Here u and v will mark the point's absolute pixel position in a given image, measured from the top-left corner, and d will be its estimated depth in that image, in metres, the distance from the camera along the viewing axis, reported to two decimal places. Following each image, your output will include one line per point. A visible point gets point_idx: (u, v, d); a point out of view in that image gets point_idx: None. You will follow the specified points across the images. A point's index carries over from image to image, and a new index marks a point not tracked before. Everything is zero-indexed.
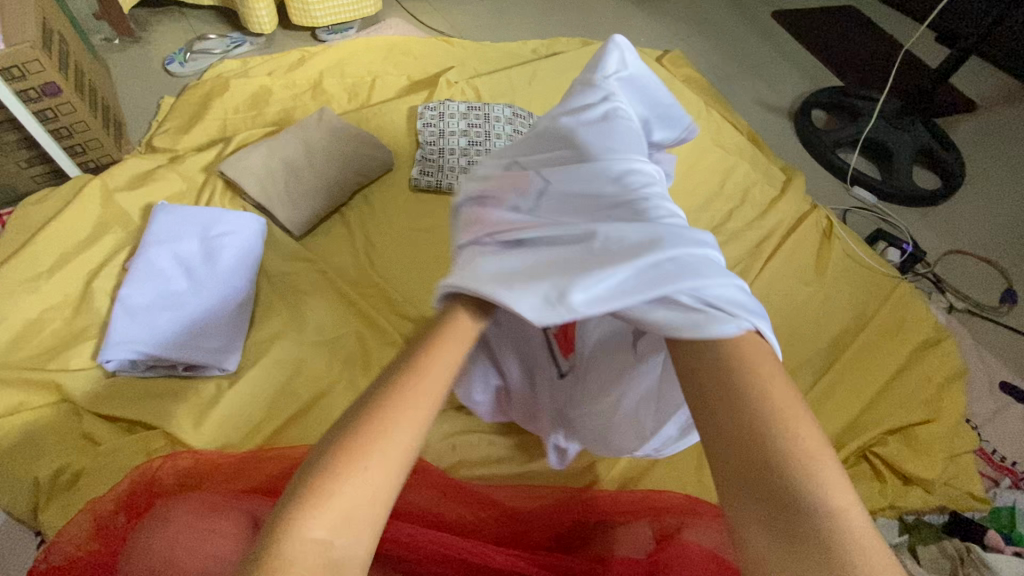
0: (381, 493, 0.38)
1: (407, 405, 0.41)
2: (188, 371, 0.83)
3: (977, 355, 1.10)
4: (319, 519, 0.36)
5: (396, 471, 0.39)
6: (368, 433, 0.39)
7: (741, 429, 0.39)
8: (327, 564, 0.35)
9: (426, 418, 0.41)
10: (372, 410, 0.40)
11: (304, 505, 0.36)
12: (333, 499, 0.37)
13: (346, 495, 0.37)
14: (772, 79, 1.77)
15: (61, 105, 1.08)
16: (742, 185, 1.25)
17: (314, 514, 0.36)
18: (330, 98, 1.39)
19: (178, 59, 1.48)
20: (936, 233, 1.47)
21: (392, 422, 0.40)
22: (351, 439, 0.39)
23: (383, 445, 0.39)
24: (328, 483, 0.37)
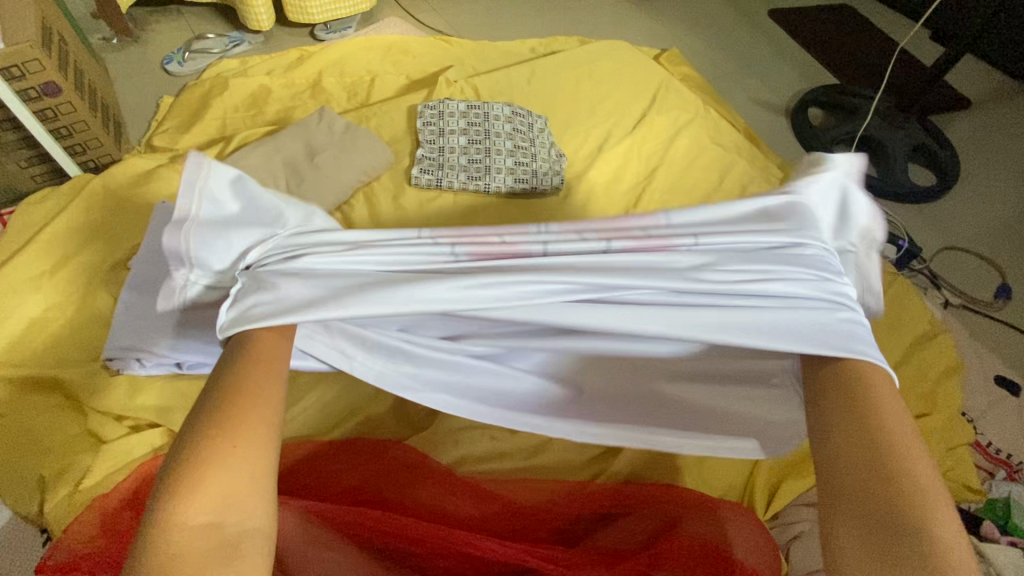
0: (258, 471, 0.42)
1: (248, 396, 0.45)
2: (191, 368, 0.81)
3: (971, 349, 1.11)
4: (208, 505, 0.40)
5: (264, 451, 0.43)
6: (214, 427, 0.43)
7: (847, 442, 0.45)
8: (223, 540, 0.39)
9: (273, 404, 0.46)
10: (218, 410, 0.44)
11: (178, 499, 0.39)
12: (208, 487, 0.40)
13: (227, 478, 0.41)
14: (769, 77, 1.78)
15: (60, 105, 1.08)
16: (740, 182, 1.26)
17: (201, 502, 0.39)
18: (329, 97, 1.39)
19: (176, 58, 1.48)
20: (931, 229, 1.48)
21: (238, 414, 0.44)
22: (208, 435, 0.42)
23: (240, 430, 0.43)
24: (201, 476, 0.40)
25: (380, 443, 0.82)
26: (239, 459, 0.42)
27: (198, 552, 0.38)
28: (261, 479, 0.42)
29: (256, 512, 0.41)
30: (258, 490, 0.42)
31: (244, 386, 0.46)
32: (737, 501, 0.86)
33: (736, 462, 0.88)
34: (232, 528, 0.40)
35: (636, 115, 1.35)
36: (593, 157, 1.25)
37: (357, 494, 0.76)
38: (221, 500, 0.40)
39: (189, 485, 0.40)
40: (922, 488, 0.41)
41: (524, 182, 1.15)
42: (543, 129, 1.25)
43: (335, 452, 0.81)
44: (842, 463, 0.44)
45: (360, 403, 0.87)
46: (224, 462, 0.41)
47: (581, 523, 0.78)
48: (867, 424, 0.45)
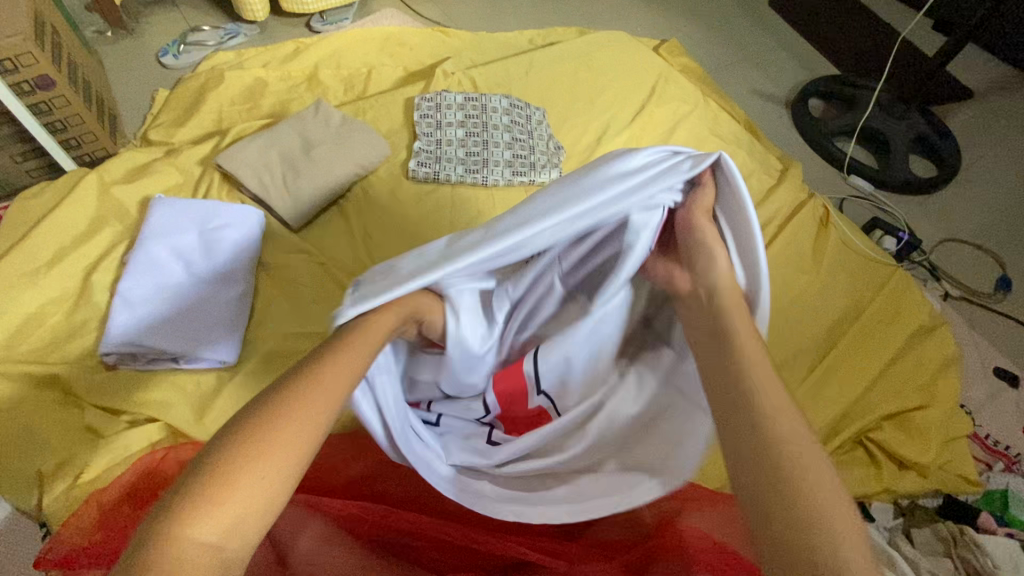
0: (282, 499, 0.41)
1: (313, 413, 0.44)
2: (189, 363, 0.83)
3: (971, 341, 1.11)
4: (228, 517, 0.38)
5: (297, 471, 0.41)
6: (269, 435, 0.41)
7: (753, 483, 0.42)
8: (223, 563, 0.37)
9: (330, 412, 0.44)
10: (276, 416, 0.42)
11: (202, 505, 0.38)
12: (240, 501, 0.39)
13: (256, 497, 0.39)
14: (769, 68, 1.76)
15: (55, 98, 1.07)
16: (739, 174, 1.25)
17: (224, 513, 0.38)
18: (326, 90, 1.38)
19: (171, 51, 1.46)
20: (931, 221, 1.48)
21: (290, 427, 0.42)
22: (257, 442, 0.41)
23: (286, 441, 0.41)
24: (236, 484, 0.39)
25: (376, 440, 0.83)
26: (269, 471, 0.40)
27: (211, 568, 0.37)
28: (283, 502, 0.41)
29: (267, 535, 0.40)
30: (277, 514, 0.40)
31: (303, 386, 0.44)
32: None
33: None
34: (236, 550, 0.38)
35: (635, 107, 1.33)
36: (592, 149, 1.25)
37: (354, 489, 0.77)
38: (237, 513, 0.38)
39: (225, 485, 0.39)
40: (824, 512, 0.39)
41: (522, 175, 1.15)
42: (541, 121, 1.24)
43: (332, 446, 0.82)
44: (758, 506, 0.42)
45: None
46: (256, 472, 0.40)
47: (577, 518, 0.78)
48: (770, 453, 0.43)
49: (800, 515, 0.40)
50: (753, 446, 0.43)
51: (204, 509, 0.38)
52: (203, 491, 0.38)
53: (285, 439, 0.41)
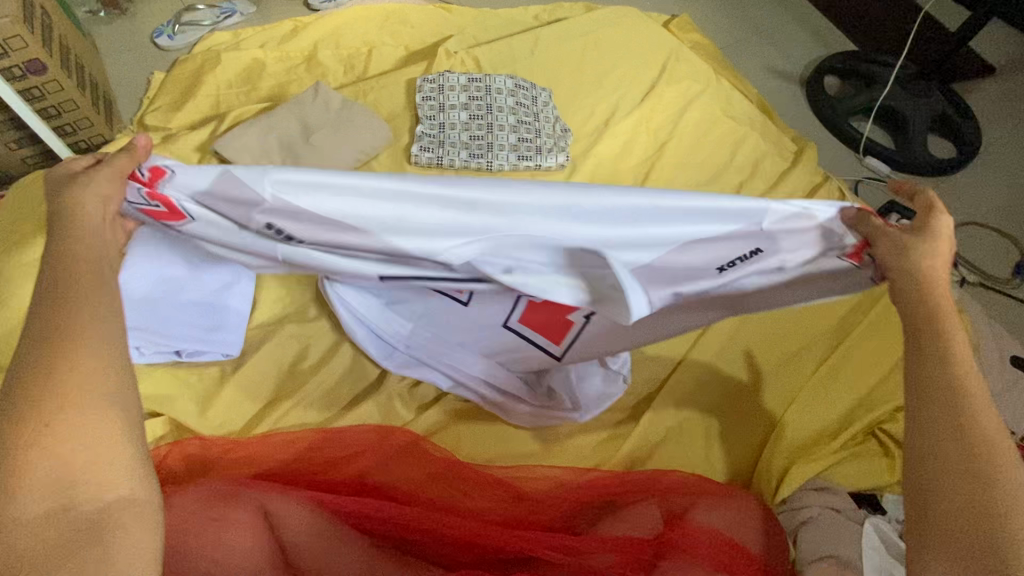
0: (94, 444, 0.45)
1: (70, 366, 0.47)
2: (192, 355, 0.83)
3: (988, 329, 1.08)
4: (49, 493, 0.44)
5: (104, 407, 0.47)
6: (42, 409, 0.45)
7: (938, 417, 0.48)
8: (85, 522, 0.44)
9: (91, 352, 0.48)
10: (43, 383, 0.46)
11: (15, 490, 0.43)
12: (44, 473, 0.44)
13: (61, 456, 0.44)
14: (784, 44, 1.70)
15: (47, 83, 1.04)
16: (752, 157, 1.21)
17: (41, 491, 0.44)
18: (326, 71, 1.34)
19: (166, 32, 1.42)
20: (948, 203, 1.44)
21: (64, 381, 0.46)
22: (34, 415, 0.45)
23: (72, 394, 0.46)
24: (32, 464, 0.44)
25: (383, 430, 0.81)
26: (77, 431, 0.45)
27: (47, 535, 0.43)
28: (98, 446, 0.45)
29: (102, 485, 0.45)
30: (103, 460, 0.45)
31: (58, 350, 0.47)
32: (743, 486, 0.85)
33: (742, 447, 0.88)
34: (86, 511, 0.44)
35: (644, 87, 1.29)
36: (599, 132, 1.21)
37: (360, 484, 0.76)
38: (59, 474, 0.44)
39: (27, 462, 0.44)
40: (988, 438, 0.46)
41: (528, 160, 1.12)
42: (547, 103, 1.20)
43: (338, 437, 0.80)
44: (919, 438, 0.49)
45: (363, 389, 0.86)
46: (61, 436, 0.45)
47: (586, 512, 0.78)
48: (947, 391, 0.48)
49: (970, 453, 0.46)
50: (939, 382, 0.48)
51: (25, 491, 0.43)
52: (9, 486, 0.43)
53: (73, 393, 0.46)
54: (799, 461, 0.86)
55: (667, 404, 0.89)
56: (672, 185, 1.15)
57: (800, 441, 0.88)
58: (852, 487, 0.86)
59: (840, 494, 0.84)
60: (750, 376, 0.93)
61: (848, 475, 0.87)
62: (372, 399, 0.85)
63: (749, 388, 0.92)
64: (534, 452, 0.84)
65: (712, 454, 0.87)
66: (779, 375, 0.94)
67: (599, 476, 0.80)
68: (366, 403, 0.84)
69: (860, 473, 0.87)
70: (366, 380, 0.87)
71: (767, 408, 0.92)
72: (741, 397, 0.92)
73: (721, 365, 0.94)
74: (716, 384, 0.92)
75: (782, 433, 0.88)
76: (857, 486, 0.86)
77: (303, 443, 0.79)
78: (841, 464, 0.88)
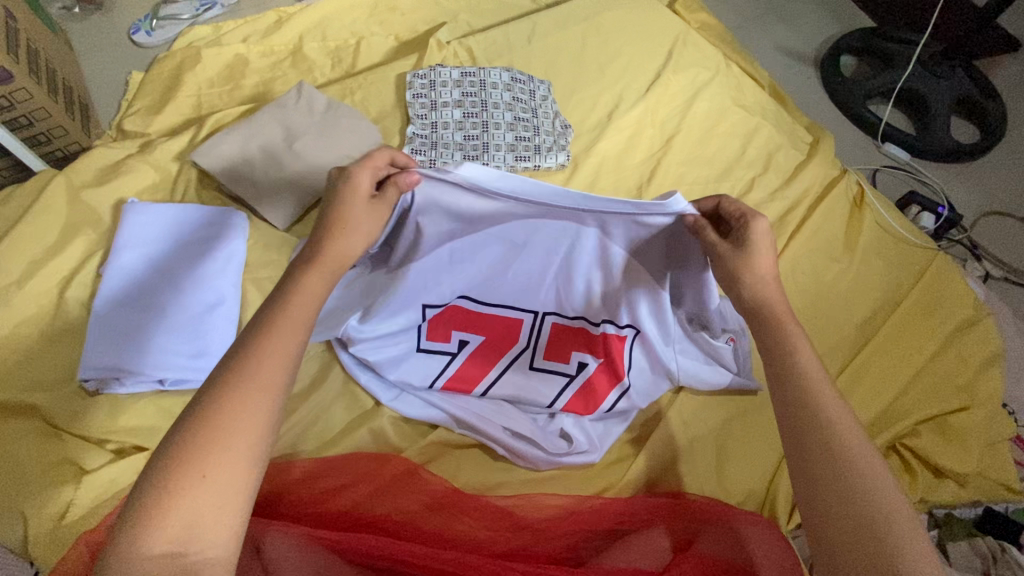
0: (234, 489, 0.45)
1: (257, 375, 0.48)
2: (175, 384, 0.78)
3: (1015, 332, 1.02)
4: (202, 494, 0.43)
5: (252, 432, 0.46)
6: (203, 440, 0.45)
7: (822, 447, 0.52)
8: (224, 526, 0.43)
9: (284, 364, 0.50)
10: (223, 411, 0.46)
11: (179, 485, 0.43)
12: (179, 510, 0.42)
13: (191, 502, 0.43)
14: (797, 22, 1.60)
15: (15, 92, 0.98)
16: (765, 149, 1.14)
17: (191, 493, 0.43)
18: (312, 66, 1.26)
19: (143, 27, 1.35)
20: (972, 192, 1.36)
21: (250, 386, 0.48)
22: (209, 426, 0.45)
23: (245, 399, 0.47)
24: (176, 497, 0.43)
25: (379, 458, 0.78)
26: (236, 441, 0.46)
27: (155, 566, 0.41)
28: (234, 501, 0.44)
29: (221, 543, 0.43)
30: (230, 500, 0.44)
31: (268, 351, 0.50)
32: (757, 509, 0.81)
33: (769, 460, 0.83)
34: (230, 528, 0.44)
35: (649, 75, 1.21)
36: (603, 126, 1.13)
37: (356, 516, 0.72)
38: (222, 470, 0.44)
39: (196, 461, 0.44)
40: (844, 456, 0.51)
41: (526, 160, 1.05)
42: (546, 97, 1.13)
43: (335, 466, 0.76)
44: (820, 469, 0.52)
45: (356, 415, 0.83)
46: (230, 439, 0.45)
47: (592, 542, 0.73)
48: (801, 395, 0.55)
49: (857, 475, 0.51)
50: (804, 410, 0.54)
51: (190, 475, 0.44)
52: (184, 463, 0.44)
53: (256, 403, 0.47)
54: None
55: (676, 424, 0.84)
56: (680, 183, 1.08)
57: None
58: None
59: None
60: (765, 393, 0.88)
61: None
62: (366, 425, 0.81)
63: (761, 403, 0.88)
64: (535, 476, 0.80)
65: (724, 475, 0.83)
66: None
67: (603, 501, 0.77)
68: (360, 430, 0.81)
69: None
70: (361, 405, 0.83)
71: None
72: (756, 413, 0.87)
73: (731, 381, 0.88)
74: (725, 401, 0.87)
75: None
76: None
77: (298, 474, 0.76)
78: None
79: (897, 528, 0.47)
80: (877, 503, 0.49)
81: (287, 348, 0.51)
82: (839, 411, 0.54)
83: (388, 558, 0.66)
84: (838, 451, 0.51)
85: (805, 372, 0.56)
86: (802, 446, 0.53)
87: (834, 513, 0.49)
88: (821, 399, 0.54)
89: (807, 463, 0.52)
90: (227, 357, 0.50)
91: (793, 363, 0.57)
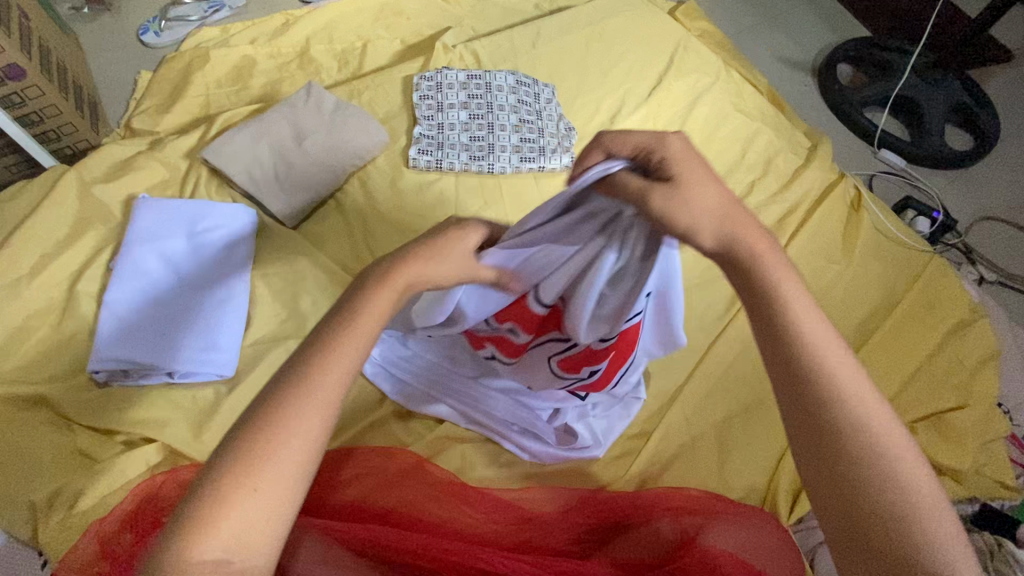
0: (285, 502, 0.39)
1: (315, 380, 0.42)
2: (184, 377, 0.79)
3: (1010, 333, 1.04)
4: (244, 502, 0.38)
5: (309, 440, 0.41)
6: (256, 444, 0.40)
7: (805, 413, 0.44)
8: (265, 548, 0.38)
9: (347, 370, 0.44)
10: (285, 410, 0.41)
11: (226, 495, 0.38)
12: (228, 523, 0.38)
13: (237, 515, 0.38)
14: (795, 31, 1.63)
15: (27, 89, 1.00)
16: (764, 154, 1.16)
17: (233, 503, 0.38)
18: (319, 68, 1.28)
19: (152, 28, 1.37)
20: (966, 198, 1.39)
21: (307, 389, 0.42)
22: (263, 431, 0.40)
23: (299, 403, 0.41)
24: (224, 504, 0.38)
25: (386, 452, 0.78)
26: (288, 453, 0.40)
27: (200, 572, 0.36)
28: (280, 516, 0.39)
29: (262, 553, 0.38)
30: (281, 513, 0.39)
31: (331, 350, 0.44)
32: (759, 504, 0.82)
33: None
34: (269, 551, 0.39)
35: (651, 81, 1.23)
36: (605, 129, 1.16)
37: (362, 508, 0.73)
38: (273, 481, 0.39)
39: (246, 468, 0.39)
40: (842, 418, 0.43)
41: (531, 161, 1.07)
42: (550, 100, 1.15)
43: (342, 460, 0.77)
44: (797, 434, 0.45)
45: (363, 409, 0.83)
46: (283, 447, 0.40)
47: (597, 535, 0.74)
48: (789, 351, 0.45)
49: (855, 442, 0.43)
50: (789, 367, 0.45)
51: (240, 488, 0.38)
52: (231, 467, 0.39)
53: (313, 409, 0.41)
54: None
55: (679, 421, 0.86)
56: None
57: None
58: None
59: None
60: (765, 390, 0.90)
61: None
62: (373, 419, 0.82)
63: (762, 400, 0.89)
64: (540, 471, 0.81)
65: (726, 471, 0.84)
66: None
67: (606, 495, 0.78)
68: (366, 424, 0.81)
69: None
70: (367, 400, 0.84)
71: None
72: (757, 411, 0.88)
73: (733, 379, 0.90)
74: (727, 398, 0.88)
75: None
76: None
77: None
78: None
79: (931, 528, 0.40)
80: (880, 469, 0.42)
81: (354, 356, 0.44)
82: (856, 397, 0.43)
83: (395, 549, 0.67)
84: (826, 412, 0.43)
85: (790, 305, 0.46)
86: (795, 396, 0.45)
87: (825, 473, 0.43)
88: (804, 336, 0.45)
89: (820, 469, 0.44)
90: (301, 348, 0.44)
91: (779, 306, 0.46)
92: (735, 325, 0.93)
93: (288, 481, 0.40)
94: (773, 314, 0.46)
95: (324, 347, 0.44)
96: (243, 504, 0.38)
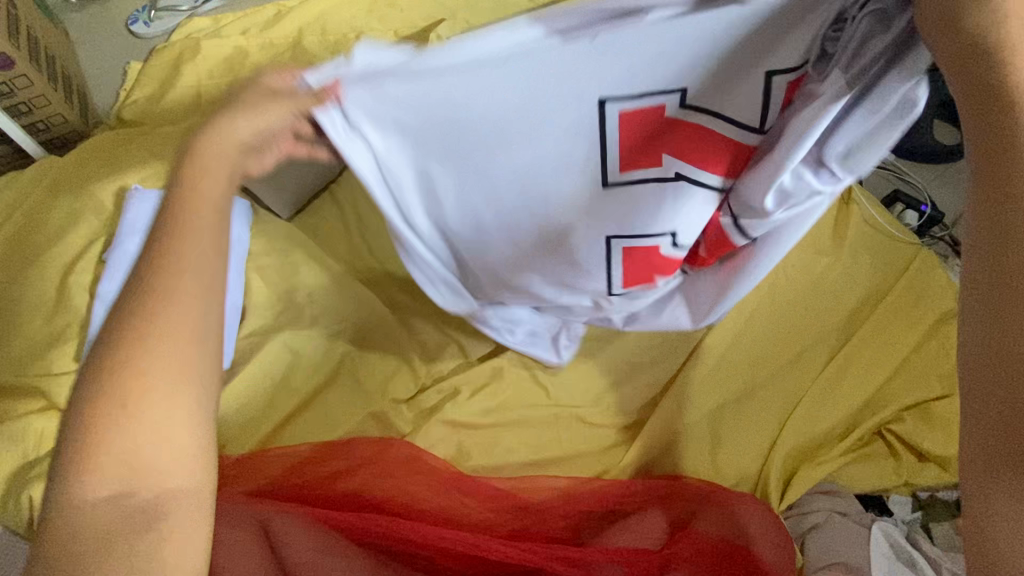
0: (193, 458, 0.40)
1: (166, 312, 0.39)
2: None
3: None
4: (118, 460, 0.38)
5: (179, 360, 0.39)
6: (113, 393, 0.38)
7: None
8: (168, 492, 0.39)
9: (206, 287, 0.41)
10: (146, 373, 0.39)
11: (96, 442, 0.38)
12: (108, 459, 0.38)
13: (119, 470, 0.38)
14: None
15: (16, 79, 0.99)
16: None
17: (104, 468, 0.38)
18: (312, 60, 1.27)
19: (142, 18, 1.35)
20: (953, 192, 1.41)
21: (158, 314, 0.39)
22: (119, 379, 0.38)
23: (156, 334, 0.39)
24: (93, 457, 0.38)
25: (382, 442, 0.78)
26: (165, 383, 0.39)
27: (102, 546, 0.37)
28: (186, 447, 0.39)
29: (183, 475, 0.40)
30: (194, 466, 0.40)
31: (170, 271, 0.40)
32: (751, 491, 0.84)
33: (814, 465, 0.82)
34: (150, 498, 0.38)
35: None
36: None
37: (361, 498, 0.74)
38: (151, 426, 0.38)
39: (109, 417, 0.38)
40: None
41: None
42: None
43: (339, 449, 0.77)
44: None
45: (359, 400, 0.83)
46: (151, 382, 0.39)
47: (594, 521, 0.76)
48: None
49: None
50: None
51: (103, 440, 0.38)
52: (93, 418, 0.38)
53: (175, 341, 0.39)
54: (806, 464, 0.86)
55: (672, 411, 0.87)
56: None
57: (807, 444, 0.88)
58: (858, 489, 0.87)
59: (845, 496, 0.84)
60: (755, 380, 0.91)
61: (854, 476, 0.87)
62: (369, 410, 0.82)
63: (754, 389, 0.90)
64: (536, 461, 0.82)
65: (718, 460, 0.85)
66: (786, 375, 0.92)
67: (603, 483, 0.79)
68: (362, 415, 0.81)
69: (866, 475, 0.87)
70: (364, 391, 0.83)
71: (776, 410, 0.89)
72: (749, 400, 0.90)
73: (727, 368, 0.91)
74: (721, 388, 0.89)
75: (789, 436, 0.87)
76: (862, 488, 0.87)
77: (303, 456, 0.77)
78: (846, 466, 0.87)
79: None
80: None
81: (198, 254, 0.42)
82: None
83: (390, 537, 0.68)
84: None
85: None
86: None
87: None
88: None
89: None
90: (133, 289, 0.41)
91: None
92: (727, 317, 0.94)
93: (185, 420, 0.40)
94: (1012, 157, 0.34)
95: (162, 263, 0.41)
96: (118, 450, 0.38)
